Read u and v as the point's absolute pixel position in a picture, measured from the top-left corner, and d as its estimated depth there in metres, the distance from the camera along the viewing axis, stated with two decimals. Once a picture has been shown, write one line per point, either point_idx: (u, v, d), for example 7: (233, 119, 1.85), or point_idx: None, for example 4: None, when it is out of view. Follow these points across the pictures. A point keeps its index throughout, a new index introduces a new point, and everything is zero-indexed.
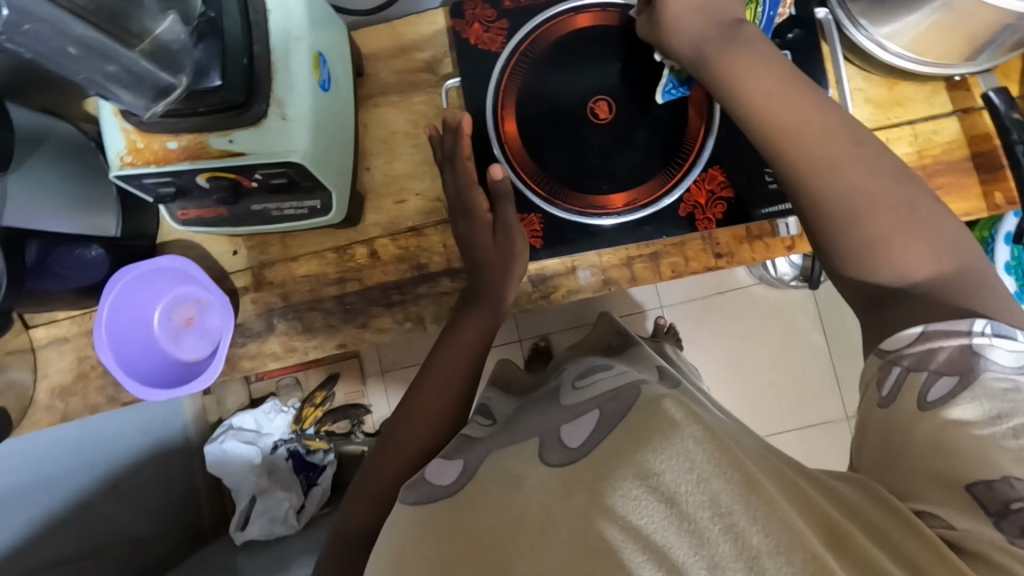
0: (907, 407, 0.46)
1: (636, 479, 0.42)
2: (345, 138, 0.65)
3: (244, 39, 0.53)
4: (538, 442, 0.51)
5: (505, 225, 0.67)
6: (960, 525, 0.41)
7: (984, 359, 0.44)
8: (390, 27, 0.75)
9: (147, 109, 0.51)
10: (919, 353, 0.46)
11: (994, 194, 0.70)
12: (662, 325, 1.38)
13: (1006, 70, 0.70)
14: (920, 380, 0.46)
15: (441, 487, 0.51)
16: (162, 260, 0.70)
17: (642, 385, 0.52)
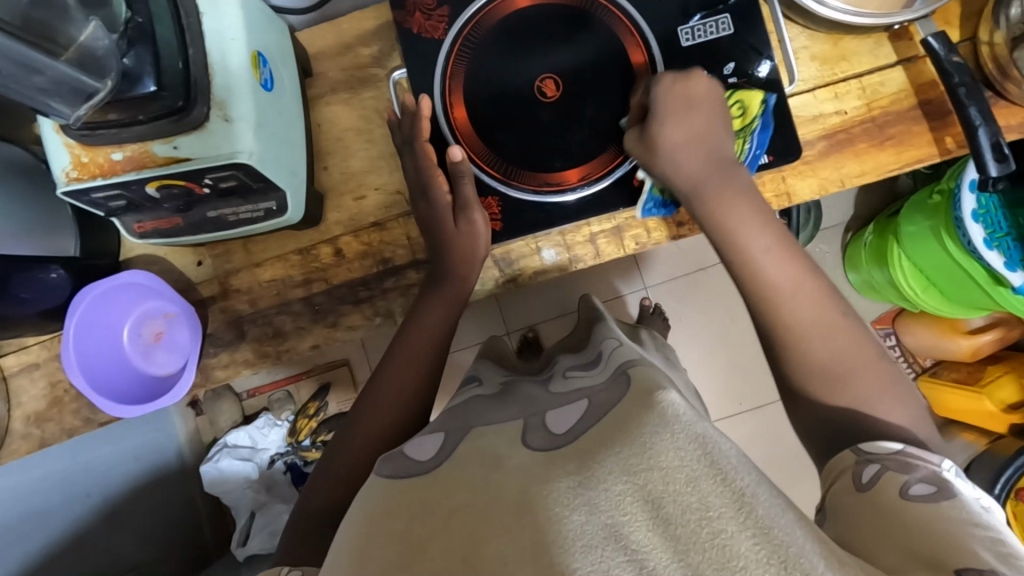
0: (886, 490, 0.51)
1: (617, 472, 0.41)
2: (293, 137, 0.64)
3: (177, 44, 0.52)
4: (522, 425, 0.52)
5: (465, 207, 0.67)
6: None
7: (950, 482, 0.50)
8: (334, 24, 0.75)
9: (75, 115, 0.51)
10: (897, 460, 0.53)
11: (944, 139, 0.71)
12: (647, 306, 1.39)
13: (946, 16, 0.71)
14: (898, 471, 0.52)
15: (418, 462, 0.52)
16: (124, 277, 0.70)
17: (631, 371, 0.53)
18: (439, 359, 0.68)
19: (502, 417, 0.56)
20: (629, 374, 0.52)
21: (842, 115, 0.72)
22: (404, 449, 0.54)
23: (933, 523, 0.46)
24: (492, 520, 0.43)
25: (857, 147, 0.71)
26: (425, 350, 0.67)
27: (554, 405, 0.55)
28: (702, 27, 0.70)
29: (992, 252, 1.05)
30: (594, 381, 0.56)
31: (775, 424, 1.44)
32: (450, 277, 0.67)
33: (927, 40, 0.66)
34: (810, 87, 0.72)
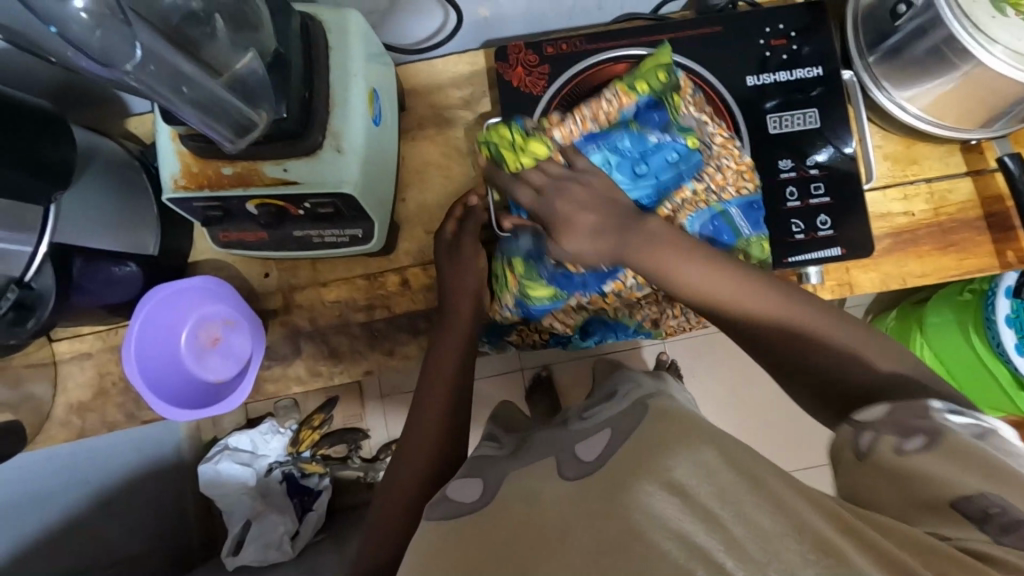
0: (884, 455, 0.43)
1: (683, 466, 0.44)
2: (388, 170, 0.66)
3: (306, 75, 0.55)
4: (554, 459, 0.51)
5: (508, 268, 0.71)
6: (954, 538, 0.38)
7: (947, 423, 0.43)
8: (431, 64, 0.78)
9: (229, 142, 0.52)
10: (890, 423, 0.45)
11: (1005, 253, 0.73)
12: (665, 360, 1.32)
13: (1017, 137, 0.74)
14: (891, 435, 0.44)
15: (464, 503, 0.50)
16: (194, 280, 0.71)
17: (649, 400, 0.54)
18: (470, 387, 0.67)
19: (534, 458, 0.54)
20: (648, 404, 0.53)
21: (909, 216, 0.74)
22: (445, 492, 0.53)
23: (936, 471, 0.41)
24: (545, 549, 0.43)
25: (920, 248, 0.74)
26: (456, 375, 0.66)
27: (577, 438, 0.53)
28: (787, 117, 0.73)
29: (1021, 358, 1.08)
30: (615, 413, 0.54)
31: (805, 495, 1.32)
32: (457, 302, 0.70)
33: (1003, 159, 0.70)
34: (880, 185, 0.75)
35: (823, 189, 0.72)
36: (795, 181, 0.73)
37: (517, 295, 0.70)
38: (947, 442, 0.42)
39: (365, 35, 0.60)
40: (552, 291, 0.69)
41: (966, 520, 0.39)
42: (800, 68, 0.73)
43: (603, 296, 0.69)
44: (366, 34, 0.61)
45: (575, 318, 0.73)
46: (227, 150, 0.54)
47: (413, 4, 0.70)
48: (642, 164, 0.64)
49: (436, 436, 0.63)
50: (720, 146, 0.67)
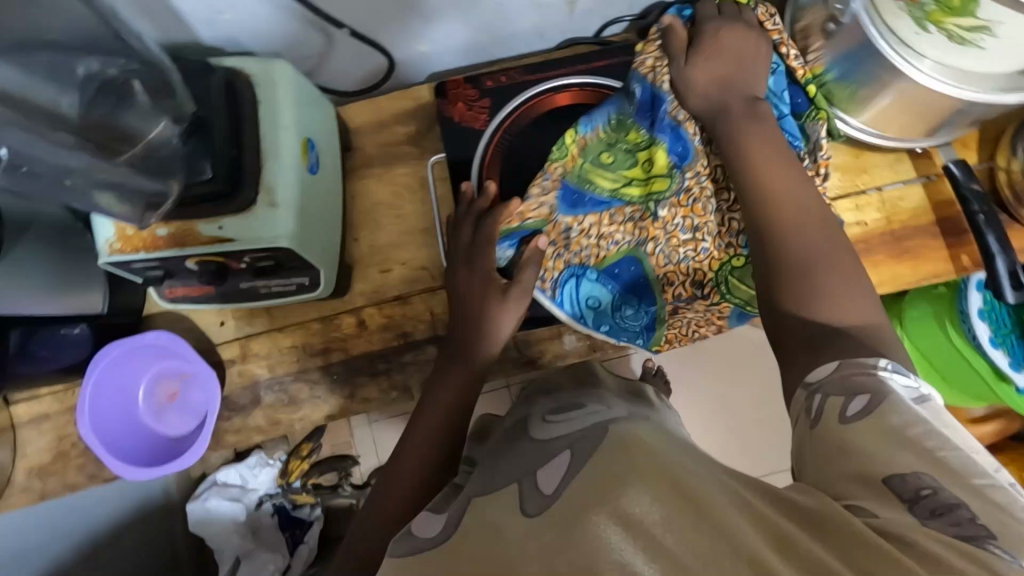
0: (830, 419, 0.44)
1: (635, 493, 0.39)
2: (331, 216, 0.66)
3: (233, 133, 0.55)
4: (516, 489, 0.46)
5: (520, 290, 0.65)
6: (881, 516, 0.38)
7: (886, 384, 0.44)
8: (375, 102, 0.78)
9: (137, 219, 0.55)
10: (838, 381, 0.46)
11: (960, 257, 0.73)
12: (651, 366, 1.28)
13: (964, 140, 0.74)
14: (839, 397, 0.45)
15: (430, 537, 0.48)
16: (147, 337, 0.70)
17: (612, 424, 0.50)
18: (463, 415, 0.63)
19: (496, 481, 0.50)
20: (610, 427, 0.49)
21: (862, 226, 0.74)
22: (411, 528, 0.50)
23: (879, 444, 0.41)
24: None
25: (875, 257, 0.73)
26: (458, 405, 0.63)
27: (541, 461, 0.48)
28: None
29: (997, 350, 1.08)
30: (577, 430, 0.51)
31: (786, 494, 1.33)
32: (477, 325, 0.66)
33: (947, 166, 0.69)
34: (831, 197, 0.75)
35: None
36: None
37: (574, 175, 0.67)
38: (879, 413, 0.42)
39: (296, 86, 0.60)
40: (618, 187, 0.66)
41: (897, 495, 0.39)
42: None
43: (648, 207, 0.65)
44: (296, 82, 0.61)
45: (621, 233, 0.67)
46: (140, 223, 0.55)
47: (349, 46, 0.70)
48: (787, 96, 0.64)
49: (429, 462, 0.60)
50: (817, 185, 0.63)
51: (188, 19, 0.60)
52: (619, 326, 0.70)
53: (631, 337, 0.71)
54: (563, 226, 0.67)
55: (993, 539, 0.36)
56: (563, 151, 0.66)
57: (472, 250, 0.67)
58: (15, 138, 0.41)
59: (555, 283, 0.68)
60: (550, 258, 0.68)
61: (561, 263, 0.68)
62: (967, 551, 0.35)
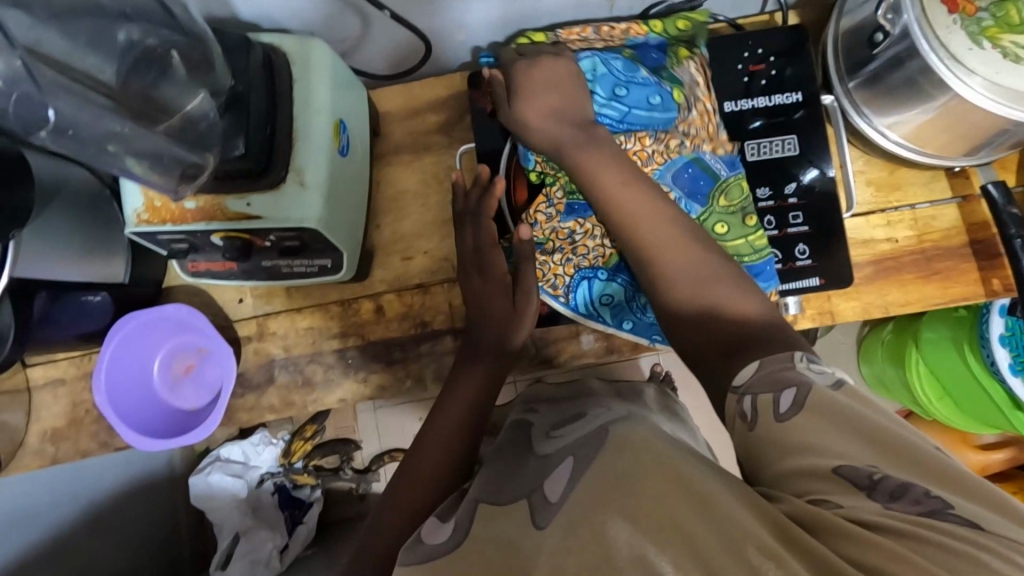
0: (765, 422, 0.40)
1: (660, 492, 0.39)
2: (358, 200, 0.65)
3: (268, 111, 0.54)
4: (527, 504, 0.47)
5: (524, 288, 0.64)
6: (846, 506, 0.34)
7: (805, 373, 0.41)
8: (407, 88, 0.77)
9: (175, 191, 0.55)
10: (763, 378, 0.42)
11: (991, 280, 0.71)
12: (659, 372, 1.27)
13: (1003, 162, 0.72)
14: (770, 393, 0.41)
15: (436, 545, 0.49)
16: (167, 309, 0.70)
17: (613, 426, 0.50)
18: (473, 419, 0.62)
19: (506, 495, 0.50)
20: (612, 429, 0.49)
21: (892, 243, 0.73)
22: (420, 533, 0.51)
23: (820, 437, 0.37)
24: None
25: (903, 276, 0.72)
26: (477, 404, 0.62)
27: (545, 472, 0.51)
28: (767, 144, 0.72)
29: (1015, 378, 1.06)
30: (576, 440, 0.53)
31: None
32: (497, 326, 0.65)
33: (986, 187, 0.67)
34: (862, 212, 0.73)
35: (802, 218, 0.71)
36: (774, 210, 0.71)
37: (566, 184, 0.68)
38: (811, 406, 0.38)
39: (332, 67, 0.60)
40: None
41: (858, 488, 0.35)
42: (778, 94, 0.72)
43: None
44: (333, 61, 0.60)
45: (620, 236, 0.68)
46: (177, 195, 0.55)
47: (386, 30, 0.70)
48: (625, 88, 0.66)
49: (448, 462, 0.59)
50: (699, 114, 0.69)
51: None
52: (646, 326, 0.68)
53: (663, 337, 0.68)
54: (565, 231, 0.69)
55: (952, 509, 0.33)
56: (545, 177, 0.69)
57: (478, 254, 0.66)
58: (62, 99, 0.42)
59: (568, 287, 0.69)
60: (558, 266, 0.69)
61: (570, 268, 0.69)
62: (928, 527, 0.32)
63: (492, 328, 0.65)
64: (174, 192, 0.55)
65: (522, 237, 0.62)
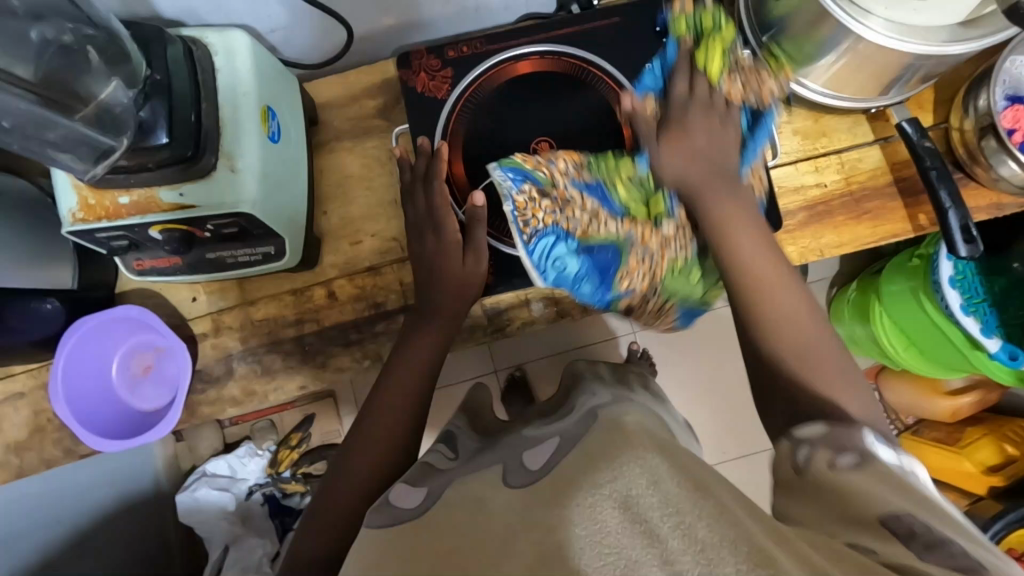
0: (818, 469, 0.45)
1: (630, 475, 0.42)
2: (297, 185, 0.67)
3: (193, 97, 0.55)
4: (501, 469, 0.54)
5: (473, 244, 0.67)
6: (879, 551, 0.37)
7: (872, 445, 0.46)
8: (342, 77, 0.78)
9: (88, 172, 0.53)
10: (826, 439, 0.48)
11: (918, 216, 0.74)
12: (635, 349, 1.29)
13: (920, 101, 0.75)
14: (825, 450, 0.47)
15: (405, 510, 0.52)
16: (118, 310, 0.71)
17: (602, 414, 0.56)
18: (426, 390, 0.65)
19: (480, 466, 0.57)
20: (598, 419, 0.55)
21: (821, 187, 0.75)
22: (388, 498, 0.54)
23: (866, 489, 0.42)
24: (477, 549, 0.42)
25: (836, 219, 0.75)
26: (419, 386, 0.64)
27: (525, 447, 0.57)
28: None
29: (968, 318, 1.05)
30: (566, 423, 0.58)
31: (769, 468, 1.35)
32: (438, 308, 0.67)
33: (900, 124, 0.70)
34: (791, 160, 0.76)
35: None
36: None
37: (601, 175, 0.69)
38: (866, 469, 0.44)
39: (255, 54, 0.61)
40: (633, 203, 0.69)
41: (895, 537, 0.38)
42: None
43: (651, 226, 0.68)
44: (255, 51, 0.61)
45: (614, 227, 0.67)
46: (87, 176, 0.54)
47: (312, 18, 0.71)
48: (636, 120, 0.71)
49: (393, 441, 0.61)
50: None
51: None
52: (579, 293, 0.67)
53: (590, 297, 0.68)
54: (564, 191, 0.67)
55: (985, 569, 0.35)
56: (595, 166, 0.69)
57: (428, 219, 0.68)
58: None
59: (536, 232, 0.64)
60: (541, 211, 0.65)
61: (549, 218, 0.65)
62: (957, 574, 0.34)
63: (430, 313, 0.67)
64: (85, 174, 0.54)
65: (475, 204, 0.65)
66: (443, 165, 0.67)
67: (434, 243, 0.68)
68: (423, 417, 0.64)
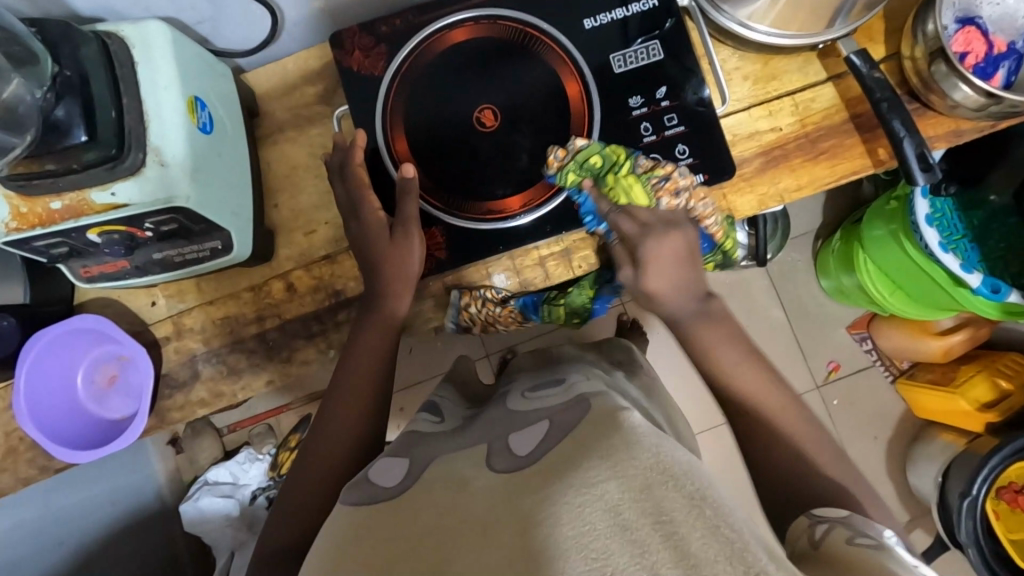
0: (832, 542, 0.48)
1: (609, 475, 0.40)
2: (235, 177, 0.65)
3: (112, 95, 0.54)
4: (486, 449, 0.52)
5: (404, 221, 0.65)
6: None
7: (875, 529, 0.48)
8: (280, 65, 0.77)
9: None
10: (843, 521, 0.50)
11: (877, 151, 0.73)
12: (625, 321, 1.31)
13: (869, 33, 0.73)
14: (842, 529, 0.49)
15: (384, 488, 0.51)
16: (74, 321, 0.71)
17: (595, 398, 0.53)
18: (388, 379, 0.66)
19: (469, 442, 0.56)
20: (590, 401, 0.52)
21: (777, 131, 0.73)
22: (368, 476, 0.53)
23: (860, 555, 0.44)
24: (455, 539, 0.41)
25: (793, 162, 0.73)
26: (378, 374, 0.65)
27: (517, 427, 0.54)
28: (633, 54, 0.71)
29: (948, 254, 1.02)
30: (557, 403, 0.55)
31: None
32: (385, 293, 0.66)
33: (849, 57, 0.69)
34: (744, 106, 0.74)
35: (677, 120, 0.71)
36: (648, 117, 0.70)
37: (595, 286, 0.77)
38: (864, 545, 0.46)
39: (177, 46, 0.60)
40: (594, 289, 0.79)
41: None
42: (634, 4, 0.72)
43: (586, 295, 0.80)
44: (176, 41, 0.60)
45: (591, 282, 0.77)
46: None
47: (238, 5, 0.69)
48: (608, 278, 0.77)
49: (355, 429, 0.63)
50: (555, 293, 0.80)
51: None
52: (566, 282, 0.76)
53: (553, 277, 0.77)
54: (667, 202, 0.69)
55: None
56: (592, 171, 0.66)
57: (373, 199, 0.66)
58: None
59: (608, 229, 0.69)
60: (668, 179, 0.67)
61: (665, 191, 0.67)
62: None
63: (376, 300, 0.66)
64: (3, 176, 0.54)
65: (404, 175, 0.65)
66: (358, 152, 0.67)
67: (382, 222, 0.66)
68: (379, 405, 0.65)
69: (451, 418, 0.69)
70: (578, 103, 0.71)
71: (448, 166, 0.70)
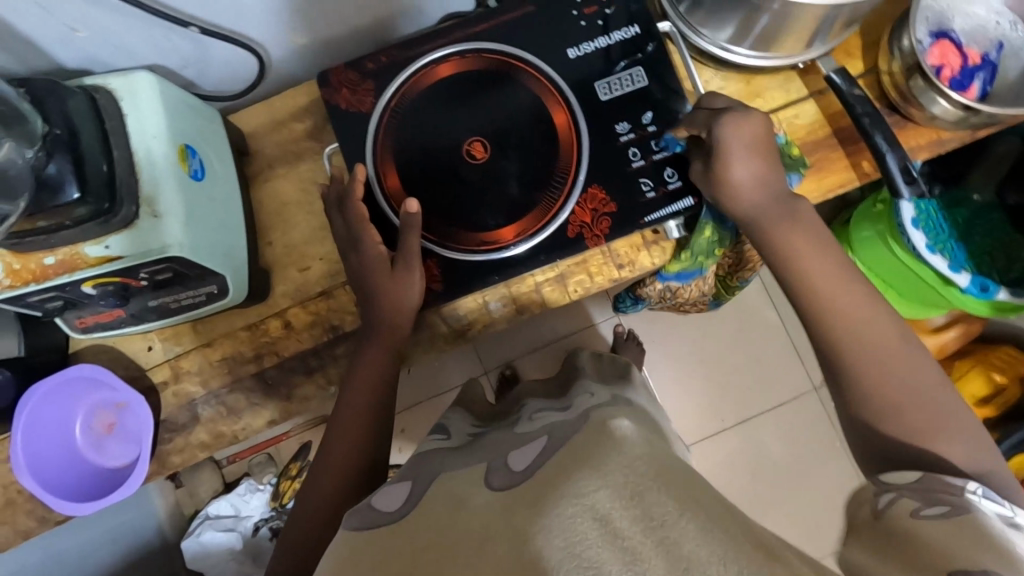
0: (899, 514, 0.48)
1: (601, 482, 0.40)
2: (228, 221, 0.66)
3: (101, 150, 0.55)
4: (486, 468, 0.50)
5: (404, 255, 0.66)
6: None
7: (974, 505, 0.47)
8: (267, 104, 0.77)
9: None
10: (917, 490, 0.50)
11: (861, 164, 0.74)
12: (622, 332, 1.33)
13: (848, 50, 0.75)
14: (911, 499, 0.49)
15: (386, 512, 0.48)
16: (69, 371, 0.70)
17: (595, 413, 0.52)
18: (384, 413, 0.66)
19: (474, 458, 0.55)
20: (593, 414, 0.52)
21: None
22: (371, 501, 0.50)
23: (941, 535, 0.44)
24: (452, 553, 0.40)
25: None
26: (376, 408, 0.65)
27: (517, 445, 0.53)
28: (617, 80, 0.72)
29: (936, 256, 1.03)
30: (557, 422, 0.55)
31: (765, 432, 1.34)
32: (382, 328, 0.66)
33: (829, 75, 0.71)
34: None
35: (664, 143, 0.71)
36: (635, 142, 0.71)
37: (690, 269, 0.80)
38: (956, 521, 0.45)
39: (164, 95, 0.60)
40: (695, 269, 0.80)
41: None
42: (616, 31, 0.73)
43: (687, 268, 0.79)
44: (163, 90, 0.60)
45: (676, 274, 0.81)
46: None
47: (224, 50, 0.70)
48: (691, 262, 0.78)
49: (359, 466, 0.63)
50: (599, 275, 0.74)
51: (45, 46, 0.60)
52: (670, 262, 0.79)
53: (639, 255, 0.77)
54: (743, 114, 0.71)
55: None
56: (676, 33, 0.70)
57: (367, 236, 0.66)
58: None
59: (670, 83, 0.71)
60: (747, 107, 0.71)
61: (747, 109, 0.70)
62: None
63: (373, 336, 0.66)
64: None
65: (408, 210, 0.64)
66: (359, 187, 0.67)
67: (378, 259, 0.66)
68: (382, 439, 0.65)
69: (461, 437, 0.69)
70: (566, 130, 0.71)
71: (440, 198, 0.71)
